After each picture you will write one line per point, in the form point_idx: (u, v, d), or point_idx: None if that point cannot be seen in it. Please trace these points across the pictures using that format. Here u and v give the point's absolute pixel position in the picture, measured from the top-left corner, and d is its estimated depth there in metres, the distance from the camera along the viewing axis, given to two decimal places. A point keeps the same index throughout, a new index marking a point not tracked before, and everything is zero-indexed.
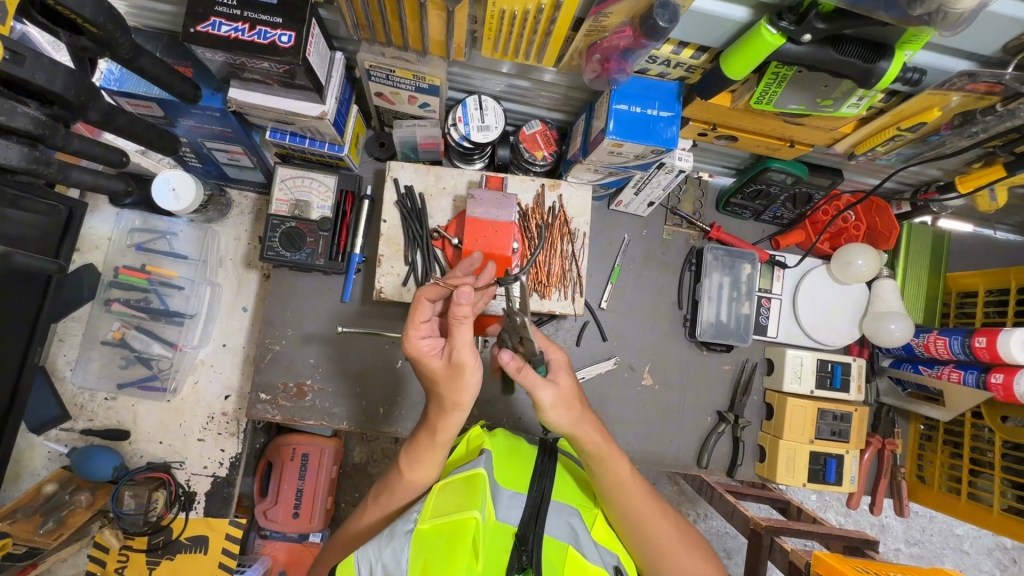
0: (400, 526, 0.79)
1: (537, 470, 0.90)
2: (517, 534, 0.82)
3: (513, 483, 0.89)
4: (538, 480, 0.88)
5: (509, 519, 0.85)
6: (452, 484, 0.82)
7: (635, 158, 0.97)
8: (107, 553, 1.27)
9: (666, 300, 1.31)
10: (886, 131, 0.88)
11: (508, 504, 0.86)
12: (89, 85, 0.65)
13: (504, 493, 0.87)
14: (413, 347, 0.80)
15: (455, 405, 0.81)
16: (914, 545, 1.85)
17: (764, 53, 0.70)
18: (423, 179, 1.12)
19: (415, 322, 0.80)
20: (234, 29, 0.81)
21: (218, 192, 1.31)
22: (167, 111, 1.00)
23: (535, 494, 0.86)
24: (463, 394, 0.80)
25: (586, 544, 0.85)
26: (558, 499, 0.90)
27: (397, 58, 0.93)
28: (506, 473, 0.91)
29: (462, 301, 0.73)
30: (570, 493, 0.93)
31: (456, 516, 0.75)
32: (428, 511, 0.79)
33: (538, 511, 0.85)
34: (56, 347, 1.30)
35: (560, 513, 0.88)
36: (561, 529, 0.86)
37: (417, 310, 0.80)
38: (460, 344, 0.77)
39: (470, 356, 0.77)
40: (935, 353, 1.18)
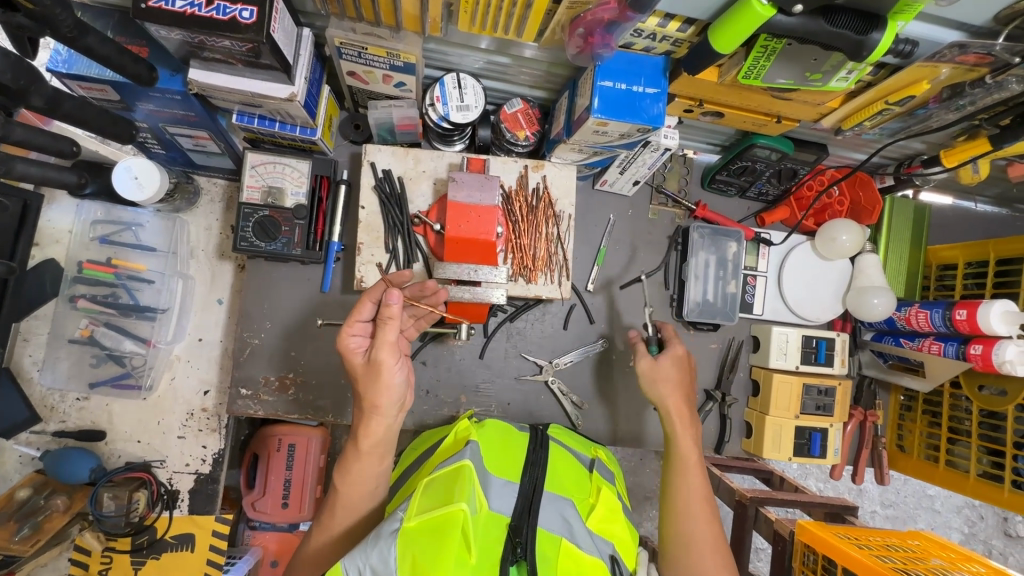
0: (385, 527, 0.77)
1: (530, 458, 0.94)
2: (511, 524, 0.84)
3: (505, 472, 0.92)
4: (530, 469, 0.92)
5: (502, 509, 0.86)
6: (439, 478, 0.84)
7: (620, 137, 0.95)
8: (89, 556, 1.25)
9: (653, 281, 1.30)
10: (873, 105, 0.87)
11: (500, 492, 0.88)
12: (29, 68, 0.59)
13: (496, 482, 0.89)
14: (344, 342, 0.85)
15: (375, 406, 0.84)
16: (889, 507, 1.92)
17: (754, 26, 0.67)
18: (401, 163, 1.07)
19: (350, 319, 0.85)
20: (190, 3, 0.75)
21: (185, 180, 1.24)
22: (122, 95, 0.94)
23: (527, 484, 0.90)
24: (382, 393, 0.83)
25: (580, 536, 0.87)
26: (551, 490, 0.92)
27: (369, 33, 0.88)
28: (495, 460, 0.93)
29: (392, 302, 0.79)
30: (564, 484, 0.94)
31: (444, 509, 0.76)
32: (413, 509, 0.79)
33: (531, 501, 0.87)
34: (21, 347, 1.25)
35: (554, 503, 0.90)
36: (555, 521, 0.87)
37: (357, 309, 0.85)
38: (382, 343, 0.82)
39: (388, 355, 0.82)
40: (916, 326, 1.20)
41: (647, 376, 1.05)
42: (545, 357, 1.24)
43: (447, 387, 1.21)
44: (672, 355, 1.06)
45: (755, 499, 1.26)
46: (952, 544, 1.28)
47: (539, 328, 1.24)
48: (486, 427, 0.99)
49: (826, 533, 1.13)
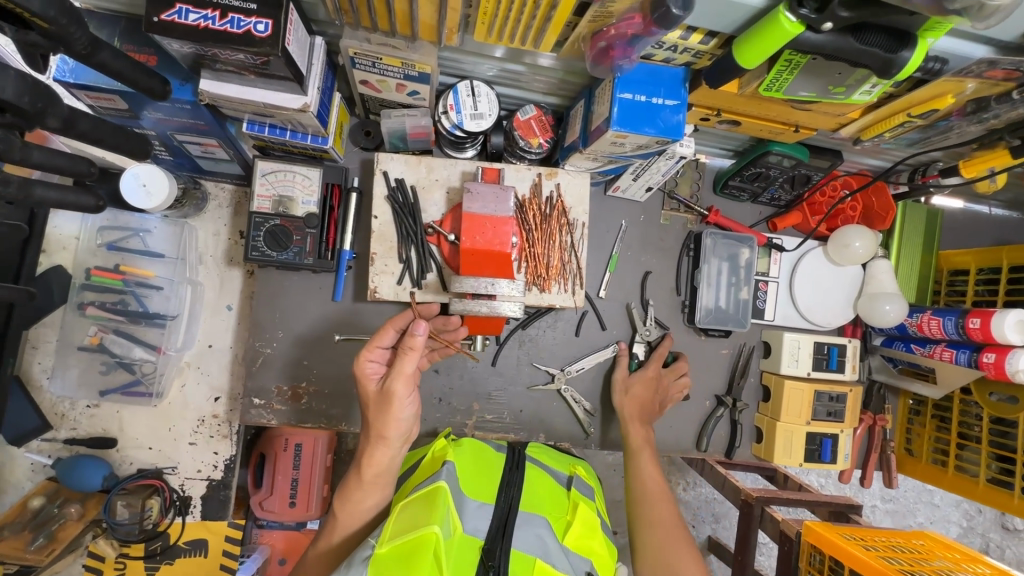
0: (358, 554, 0.78)
1: (505, 480, 0.96)
2: (484, 547, 0.86)
3: (481, 493, 0.94)
4: (506, 490, 0.94)
5: (475, 531, 0.88)
6: (413, 502, 0.84)
7: (638, 147, 0.94)
8: (103, 562, 1.26)
9: (664, 287, 1.30)
10: (894, 118, 0.86)
11: (476, 514, 0.91)
12: (46, 89, 0.57)
13: (470, 505, 0.92)
14: (361, 367, 0.88)
15: (382, 436, 0.85)
16: (889, 502, 1.94)
17: (781, 42, 0.66)
18: (414, 171, 1.06)
19: (372, 345, 0.87)
20: (204, 17, 0.73)
21: (192, 186, 1.23)
22: (130, 104, 0.93)
23: (503, 505, 0.92)
24: (390, 424, 0.84)
25: (554, 555, 0.89)
26: (527, 510, 0.94)
27: (384, 44, 0.86)
28: (471, 483, 0.95)
29: (417, 333, 0.80)
30: (539, 502, 0.96)
31: (418, 533, 0.76)
32: (386, 533, 0.79)
33: (505, 522, 0.90)
34: (30, 354, 1.24)
35: (529, 523, 0.91)
36: (530, 542, 0.89)
37: (380, 335, 0.87)
38: (399, 374, 0.83)
39: (402, 387, 0.83)
40: (927, 332, 1.20)
41: (618, 386, 1.21)
42: (557, 364, 1.24)
43: (459, 395, 1.21)
44: (644, 376, 1.20)
45: (761, 498, 1.23)
46: (955, 544, 1.30)
47: (550, 335, 1.24)
48: (462, 447, 1.01)
49: (834, 536, 1.12)
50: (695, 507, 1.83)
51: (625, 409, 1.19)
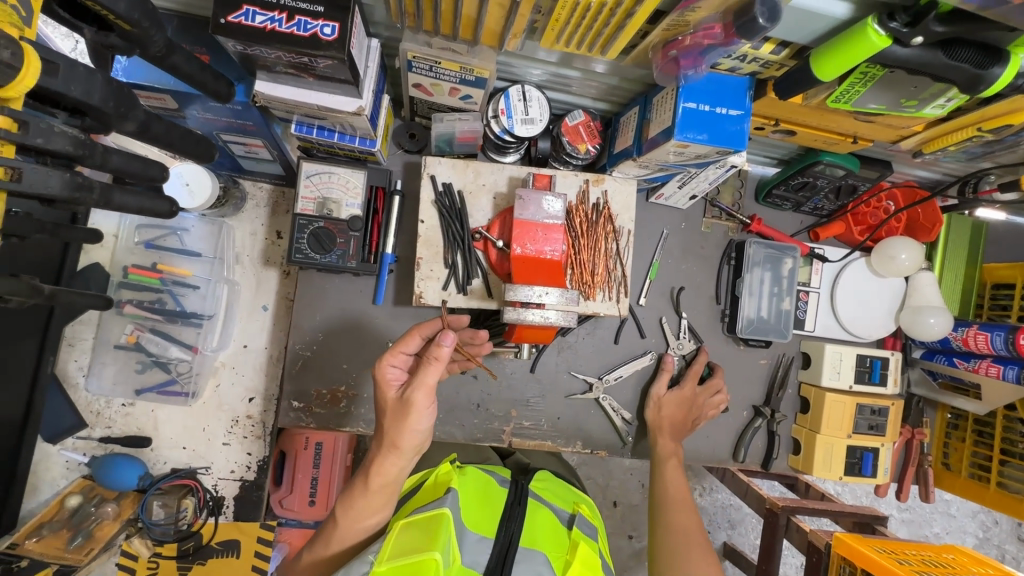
0: (355, 569, 0.80)
1: (507, 513, 0.95)
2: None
3: (481, 526, 0.93)
4: (508, 524, 0.93)
5: (474, 564, 0.88)
6: (414, 523, 0.83)
7: (696, 158, 0.92)
8: (137, 561, 1.24)
9: (704, 295, 1.28)
10: (963, 131, 0.85)
11: (475, 548, 0.90)
12: (128, 93, 0.56)
13: (469, 537, 0.91)
14: (382, 373, 0.86)
15: (395, 445, 0.82)
16: (906, 511, 1.92)
17: (863, 56, 0.65)
18: (460, 176, 1.05)
19: (397, 347, 0.87)
20: (271, 19, 0.72)
21: (232, 185, 1.22)
22: (180, 103, 0.92)
23: (504, 538, 0.92)
24: (405, 434, 0.81)
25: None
26: (528, 545, 0.92)
27: (444, 48, 0.85)
28: (472, 513, 0.94)
29: (443, 343, 0.78)
30: (539, 537, 0.95)
31: (419, 557, 0.76)
32: (385, 553, 0.80)
33: (505, 557, 0.90)
34: (66, 352, 1.23)
35: (528, 560, 0.90)
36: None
37: (406, 340, 0.87)
38: (421, 383, 0.80)
39: (422, 398, 0.80)
40: (973, 347, 1.18)
41: (650, 398, 1.22)
42: (595, 372, 1.23)
43: (498, 401, 1.20)
44: (678, 394, 1.20)
45: (788, 508, 1.23)
46: (979, 555, 1.29)
47: (589, 342, 1.23)
48: (469, 475, 1.00)
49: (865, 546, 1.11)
50: (711, 513, 1.82)
51: (657, 419, 1.20)
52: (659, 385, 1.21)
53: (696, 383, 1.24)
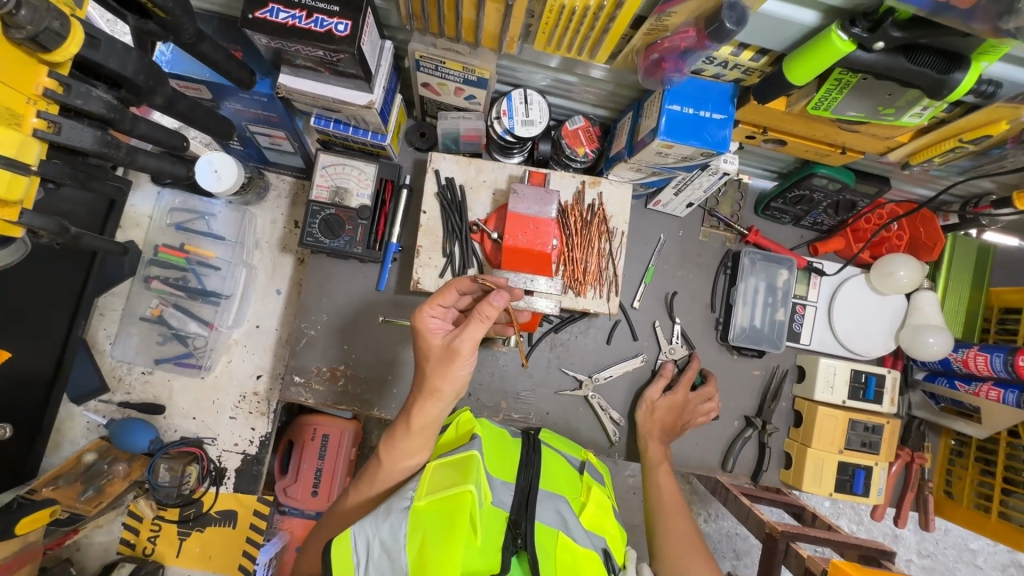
0: (396, 503, 0.83)
1: (524, 460, 0.98)
2: (510, 518, 0.90)
3: (503, 471, 0.97)
4: (528, 467, 0.96)
5: (502, 504, 0.92)
6: (445, 464, 0.87)
7: (683, 158, 0.96)
8: (141, 522, 1.33)
9: (699, 303, 1.30)
10: (946, 143, 0.87)
11: (502, 490, 0.94)
12: (158, 71, 0.65)
13: (496, 481, 0.94)
14: (423, 322, 0.88)
15: (438, 390, 0.85)
16: (926, 557, 1.80)
17: (831, 60, 0.69)
18: (463, 172, 1.12)
19: (434, 297, 0.89)
20: (292, 16, 0.82)
21: (258, 175, 1.31)
22: (215, 94, 1.01)
23: (524, 483, 0.94)
24: (446, 380, 0.84)
25: (574, 529, 0.92)
26: (547, 488, 0.96)
27: (449, 49, 0.93)
28: (494, 459, 0.98)
29: (494, 302, 0.80)
30: (556, 482, 0.98)
31: (454, 491, 0.80)
32: (423, 489, 0.84)
33: (529, 495, 0.92)
34: (98, 321, 1.34)
35: (550, 499, 0.95)
36: (550, 516, 0.92)
37: (443, 293, 0.89)
38: (467, 335, 0.82)
39: (468, 348, 0.83)
40: (974, 369, 1.15)
41: (644, 402, 1.22)
42: (586, 370, 1.26)
43: (488, 392, 1.24)
44: (670, 399, 1.20)
45: (787, 533, 1.17)
46: None
47: (583, 340, 1.26)
48: (485, 426, 1.03)
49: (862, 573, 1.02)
50: (715, 540, 1.74)
51: (648, 424, 1.20)
52: (653, 389, 1.22)
53: (689, 389, 1.23)
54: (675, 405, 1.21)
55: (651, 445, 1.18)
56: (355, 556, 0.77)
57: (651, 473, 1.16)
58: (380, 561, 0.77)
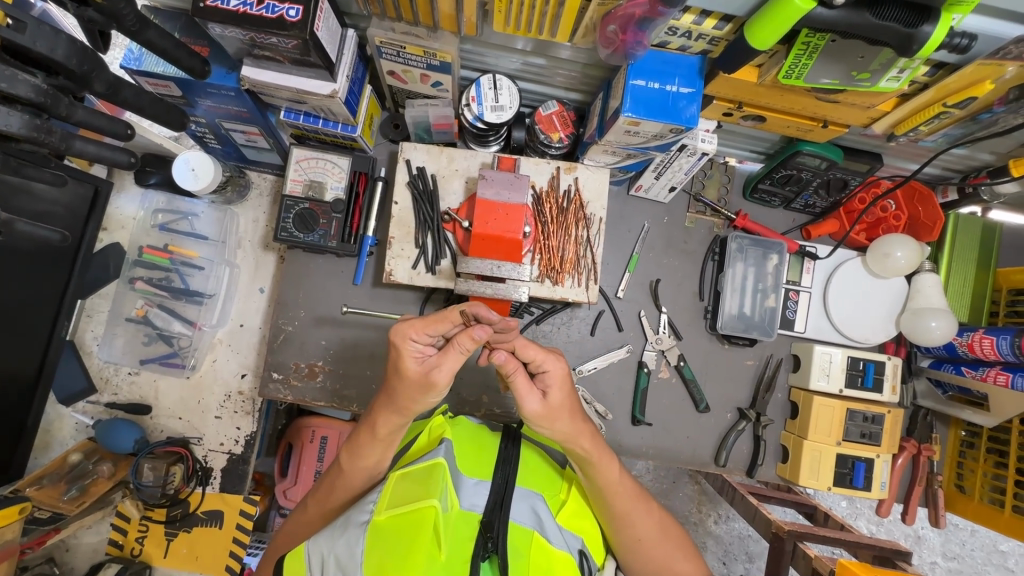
0: (355, 517, 0.81)
1: (501, 455, 0.91)
2: (483, 520, 0.83)
3: (478, 471, 0.90)
4: (504, 464, 0.89)
5: (474, 506, 0.85)
6: (409, 474, 0.84)
7: (653, 138, 0.93)
8: (128, 523, 1.33)
9: (687, 292, 1.25)
10: (930, 108, 0.83)
11: (473, 491, 0.86)
12: (94, 55, 0.64)
13: (468, 481, 0.88)
14: (404, 345, 0.79)
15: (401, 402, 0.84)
16: (952, 560, 1.69)
17: (793, 19, 0.65)
18: (435, 161, 1.10)
19: (428, 323, 0.79)
20: (243, 3, 0.81)
21: (238, 174, 1.31)
22: (184, 91, 1.00)
23: (499, 481, 0.87)
24: (418, 401, 0.83)
25: (550, 529, 0.85)
26: (522, 485, 0.90)
27: (408, 33, 0.91)
28: (468, 461, 0.92)
29: (477, 335, 0.78)
30: (533, 480, 0.92)
31: (417, 506, 0.77)
32: (384, 502, 0.81)
33: (503, 494, 0.85)
34: (85, 322, 1.34)
35: (525, 496, 0.88)
36: (525, 515, 0.85)
37: (436, 321, 0.79)
38: (446, 367, 0.79)
39: (444, 379, 0.80)
40: (980, 354, 1.08)
41: (536, 419, 0.83)
42: (569, 363, 1.22)
43: (469, 386, 1.20)
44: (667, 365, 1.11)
45: (794, 532, 1.08)
46: None
47: (565, 333, 1.22)
48: (461, 426, 0.99)
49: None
50: (726, 543, 1.67)
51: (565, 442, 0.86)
52: (525, 402, 0.81)
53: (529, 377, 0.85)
54: (554, 411, 0.83)
55: (565, 436, 0.85)
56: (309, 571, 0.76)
57: (603, 496, 0.90)
58: None
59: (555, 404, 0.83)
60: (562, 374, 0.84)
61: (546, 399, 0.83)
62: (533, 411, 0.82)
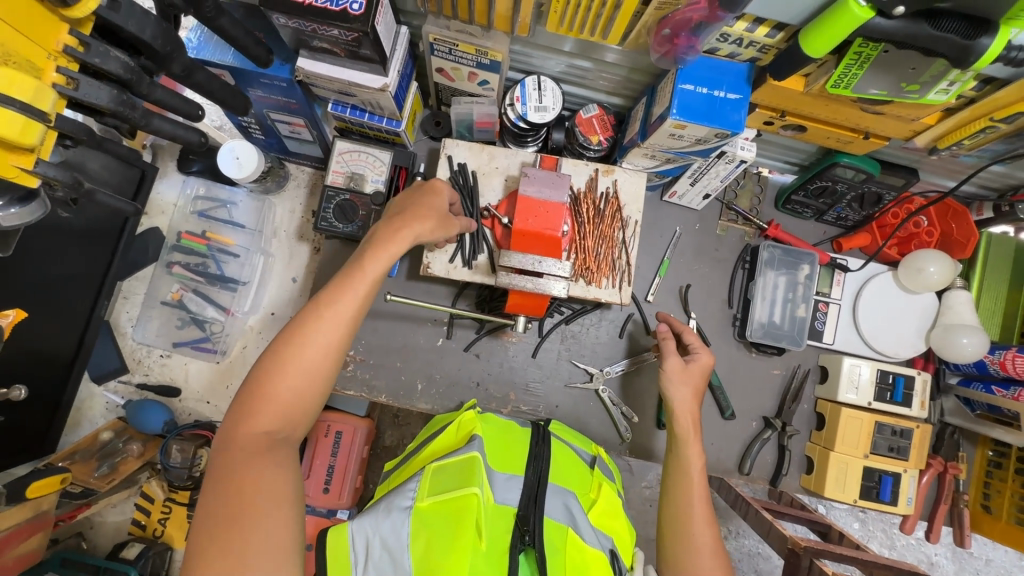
0: (397, 502, 0.80)
1: (533, 452, 0.92)
2: (519, 513, 0.83)
3: (508, 467, 0.91)
4: (535, 462, 0.90)
5: (508, 500, 0.86)
6: (444, 466, 0.84)
7: (696, 142, 0.95)
8: (152, 504, 1.34)
9: (716, 299, 1.26)
10: (975, 123, 0.84)
11: (506, 486, 0.88)
12: (175, 37, 0.67)
13: (498, 476, 0.89)
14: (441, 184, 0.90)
15: (398, 234, 0.81)
16: None
17: (849, 29, 0.67)
18: (476, 158, 1.12)
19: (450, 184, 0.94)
20: None
21: (278, 165, 1.33)
22: (238, 81, 1.03)
23: (532, 476, 0.89)
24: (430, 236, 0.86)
25: (583, 527, 0.86)
26: (555, 482, 0.91)
27: (462, 31, 0.94)
28: (498, 455, 0.93)
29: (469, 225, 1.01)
30: (565, 476, 0.93)
31: (460, 492, 0.78)
32: (425, 489, 0.81)
33: (537, 489, 0.86)
34: (120, 304, 1.37)
35: (557, 493, 0.89)
36: (558, 510, 0.87)
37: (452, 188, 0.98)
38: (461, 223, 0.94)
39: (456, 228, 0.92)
40: (1012, 372, 1.09)
41: (672, 376, 0.97)
42: (597, 364, 1.23)
43: (497, 382, 1.21)
44: (699, 363, 1.00)
45: (810, 548, 0.98)
46: None
47: (593, 333, 1.23)
48: (490, 421, 0.99)
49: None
50: (737, 558, 1.65)
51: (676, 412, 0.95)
52: (669, 357, 0.99)
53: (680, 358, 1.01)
54: (687, 375, 0.98)
55: (679, 407, 0.95)
56: (353, 552, 0.75)
57: (675, 474, 0.93)
58: (381, 561, 0.74)
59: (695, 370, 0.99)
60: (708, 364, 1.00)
61: (682, 364, 0.99)
62: (673, 368, 0.98)
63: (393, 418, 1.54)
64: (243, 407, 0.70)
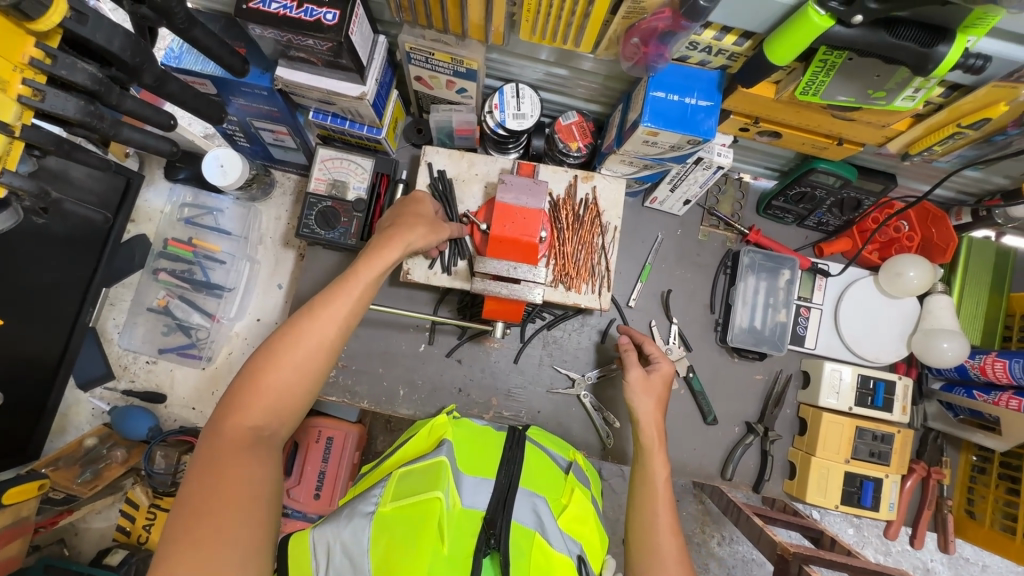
0: (359, 508, 0.81)
1: (506, 457, 0.93)
2: (486, 517, 0.83)
3: (477, 470, 0.92)
4: (507, 466, 0.91)
5: (475, 504, 0.86)
6: (412, 471, 0.86)
7: (671, 148, 0.95)
8: (137, 510, 1.34)
9: (698, 304, 1.26)
10: (945, 129, 0.84)
11: (473, 491, 0.88)
12: (145, 48, 0.69)
13: (467, 480, 0.89)
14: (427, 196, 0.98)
15: (392, 239, 0.85)
16: None
17: (810, 36, 0.68)
18: (456, 165, 1.13)
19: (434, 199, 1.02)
20: (283, 6, 0.85)
21: (263, 173, 1.34)
22: (219, 89, 1.04)
23: (504, 480, 0.89)
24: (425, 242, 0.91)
25: (551, 531, 0.85)
26: (526, 486, 0.90)
27: (438, 40, 0.95)
28: (468, 459, 0.93)
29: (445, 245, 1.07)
30: (537, 480, 0.93)
31: (424, 497, 0.79)
32: (389, 495, 0.82)
33: (506, 494, 0.87)
34: (107, 310, 1.38)
35: (526, 497, 0.89)
36: (526, 515, 0.86)
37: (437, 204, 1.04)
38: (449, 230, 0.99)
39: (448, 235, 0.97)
40: (992, 377, 1.09)
41: (634, 387, 1.00)
42: (579, 369, 1.23)
43: (479, 388, 1.21)
44: (659, 372, 1.03)
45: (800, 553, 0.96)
46: None
47: (576, 338, 1.24)
48: (464, 426, 1.00)
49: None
50: (728, 566, 1.63)
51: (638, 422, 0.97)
52: (630, 368, 1.01)
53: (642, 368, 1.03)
54: (647, 388, 1.00)
55: (644, 419, 0.97)
56: (314, 558, 0.75)
57: (638, 482, 0.95)
58: (342, 566, 0.74)
59: (656, 379, 1.02)
60: (667, 374, 1.03)
61: (645, 374, 1.02)
62: (635, 379, 1.00)
63: (385, 423, 1.54)
64: (236, 399, 0.69)
